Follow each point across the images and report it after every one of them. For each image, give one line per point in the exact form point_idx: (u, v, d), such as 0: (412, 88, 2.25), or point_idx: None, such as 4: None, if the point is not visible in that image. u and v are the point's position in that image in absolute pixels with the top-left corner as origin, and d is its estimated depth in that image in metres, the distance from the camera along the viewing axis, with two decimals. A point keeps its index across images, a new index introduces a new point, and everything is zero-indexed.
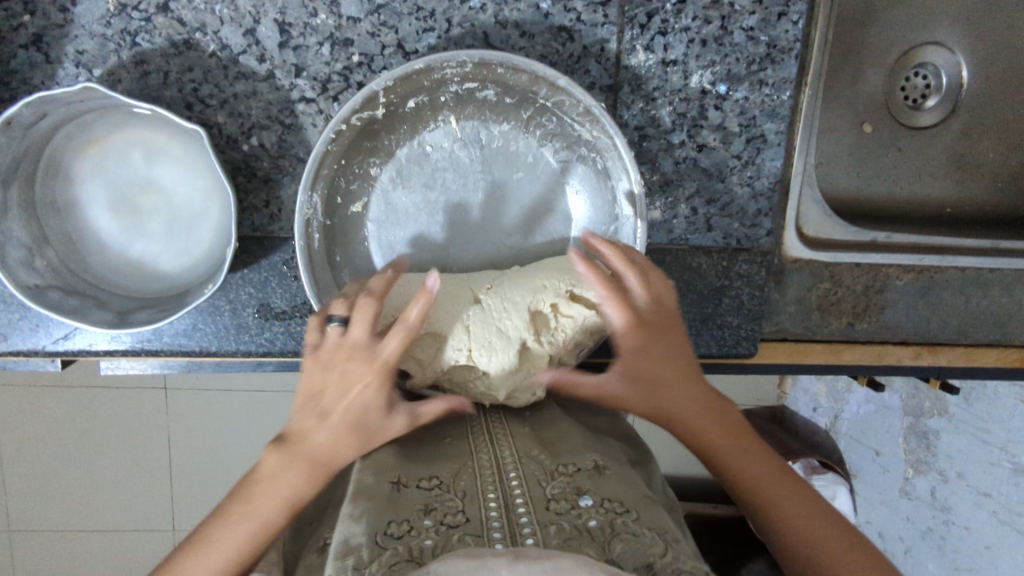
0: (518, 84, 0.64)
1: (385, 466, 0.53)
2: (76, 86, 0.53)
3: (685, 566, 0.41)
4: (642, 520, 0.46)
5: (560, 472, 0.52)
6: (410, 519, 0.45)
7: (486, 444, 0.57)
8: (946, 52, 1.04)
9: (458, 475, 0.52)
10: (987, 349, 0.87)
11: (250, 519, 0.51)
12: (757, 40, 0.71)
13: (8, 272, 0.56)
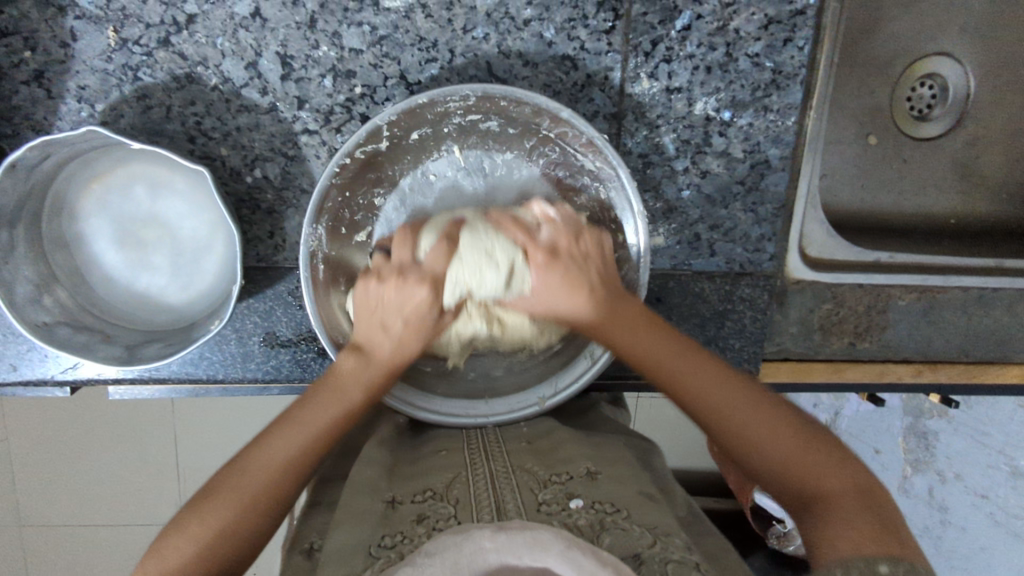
0: (520, 116, 0.63)
1: (382, 490, 0.56)
2: (79, 131, 0.53)
3: (671, 555, 0.45)
4: (630, 517, 0.50)
5: (552, 479, 0.55)
6: (404, 531, 0.48)
7: (482, 456, 0.59)
8: (953, 62, 1.03)
9: (451, 484, 0.54)
10: (987, 366, 0.88)
11: (266, 461, 0.51)
12: (762, 66, 0.70)
13: (16, 312, 0.56)
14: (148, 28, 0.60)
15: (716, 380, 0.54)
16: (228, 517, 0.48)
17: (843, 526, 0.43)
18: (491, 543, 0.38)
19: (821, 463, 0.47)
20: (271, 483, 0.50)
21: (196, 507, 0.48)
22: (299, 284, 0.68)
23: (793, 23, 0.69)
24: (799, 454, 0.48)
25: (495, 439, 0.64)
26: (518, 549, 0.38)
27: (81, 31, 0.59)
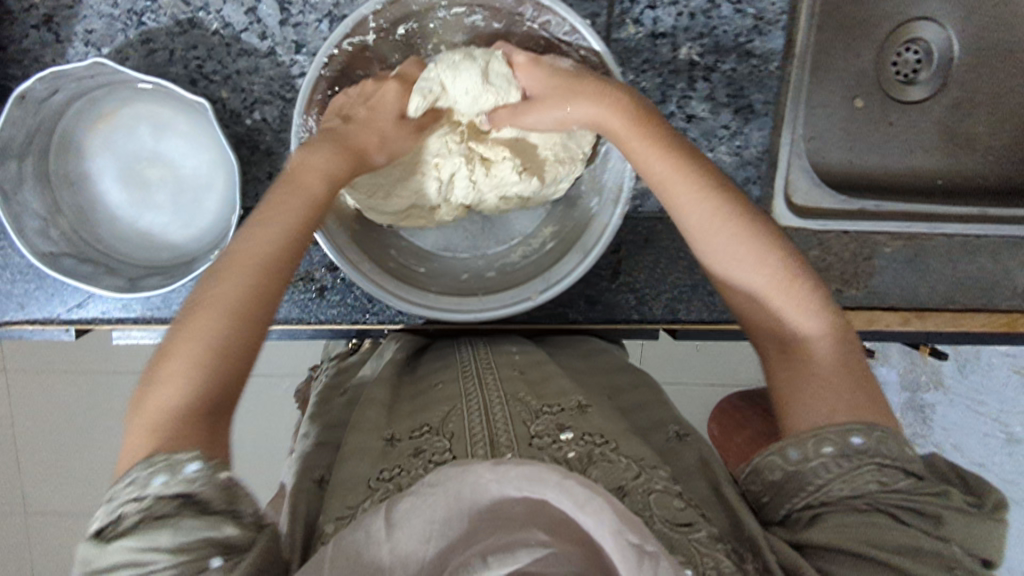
0: (505, 6, 0.63)
1: (378, 423, 0.57)
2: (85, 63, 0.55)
3: (655, 486, 0.47)
4: (618, 448, 0.50)
5: (546, 408, 0.55)
6: (401, 464, 0.49)
7: (476, 387, 0.60)
8: (936, 26, 1.05)
9: (446, 418, 0.54)
10: (974, 314, 0.89)
11: (226, 282, 0.47)
12: (744, 12, 0.73)
13: (24, 240, 0.59)
14: None
15: (744, 240, 0.55)
16: (209, 349, 0.44)
17: (814, 381, 0.50)
18: (492, 475, 0.35)
19: (815, 326, 0.52)
20: (240, 318, 0.46)
21: (171, 350, 0.44)
22: None
23: None
24: (798, 318, 0.53)
25: (490, 368, 0.64)
26: (519, 481, 0.34)
27: None
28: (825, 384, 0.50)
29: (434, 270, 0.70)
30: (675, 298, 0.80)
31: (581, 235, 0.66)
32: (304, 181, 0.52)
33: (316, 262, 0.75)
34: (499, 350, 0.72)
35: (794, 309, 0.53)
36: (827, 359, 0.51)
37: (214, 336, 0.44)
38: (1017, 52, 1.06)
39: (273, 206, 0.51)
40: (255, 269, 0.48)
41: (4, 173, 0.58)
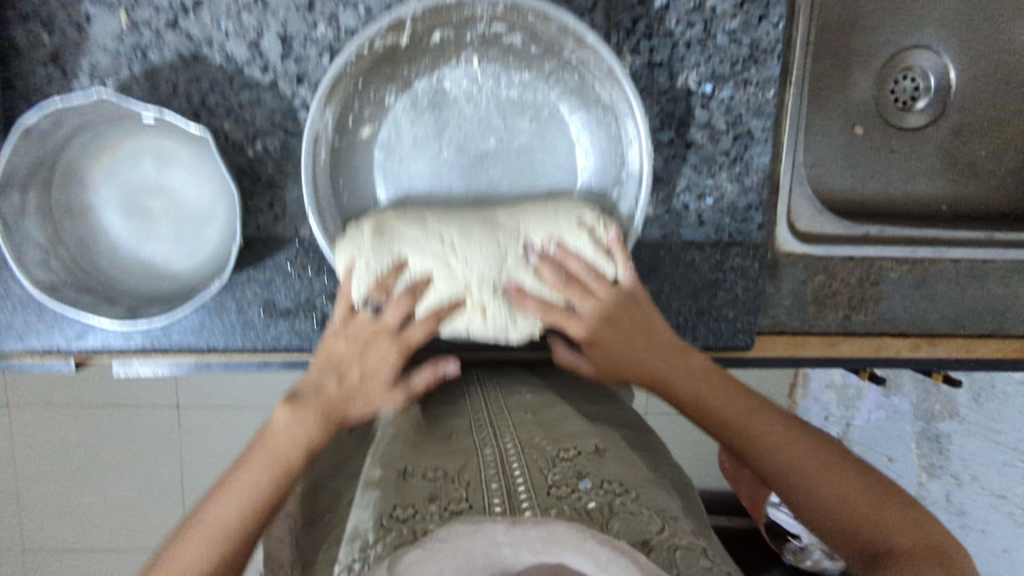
0: (547, 35, 0.64)
1: (391, 453, 0.56)
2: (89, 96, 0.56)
3: (679, 542, 0.47)
4: (639, 502, 0.50)
5: (563, 459, 0.55)
6: (417, 506, 0.48)
7: (489, 433, 0.59)
8: (932, 54, 1.06)
9: (463, 466, 0.53)
10: (985, 340, 0.88)
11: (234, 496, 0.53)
12: (739, 42, 0.73)
13: (25, 272, 0.59)
14: (157, 11, 0.64)
15: (788, 436, 0.57)
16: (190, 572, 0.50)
17: (918, 570, 0.47)
18: (507, 538, 0.40)
19: (891, 517, 0.51)
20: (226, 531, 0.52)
21: (171, 560, 0.51)
22: (297, 254, 0.70)
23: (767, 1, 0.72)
24: (866, 507, 0.52)
25: (501, 411, 0.64)
26: (535, 544, 0.39)
27: (95, 15, 0.63)
28: (912, 567, 0.47)
29: None
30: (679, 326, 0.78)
31: None
32: (326, 399, 0.58)
33: (315, 291, 0.71)
34: (509, 391, 0.71)
35: (860, 499, 0.53)
36: (909, 545, 0.49)
37: (214, 540, 0.52)
38: (1014, 79, 1.07)
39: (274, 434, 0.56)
40: (262, 486, 0.54)
41: (7, 205, 0.59)
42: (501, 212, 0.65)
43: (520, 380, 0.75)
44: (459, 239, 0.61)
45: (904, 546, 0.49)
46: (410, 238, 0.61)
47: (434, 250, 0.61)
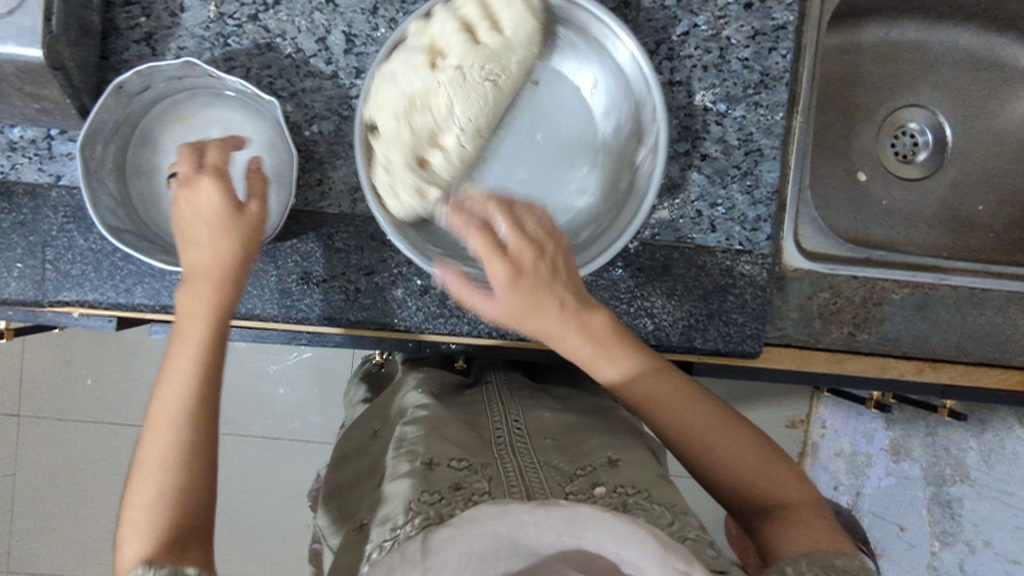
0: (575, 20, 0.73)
1: (418, 450, 0.60)
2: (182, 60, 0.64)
3: (688, 535, 0.52)
4: (650, 499, 0.56)
5: (578, 473, 0.60)
6: (443, 492, 0.52)
7: (510, 446, 0.64)
8: (927, 112, 1.16)
9: (485, 463, 0.58)
10: (987, 368, 0.91)
11: (167, 396, 0.58)
12: (752, 69, 0.82)
13: (97, 212, 0.65)
14: (242, 6, 0.73)
15: (700, 413, 0.63)
16: (167, 456, 0.55)
17: (797, 531, 0.56)
18: (531, 519, 0.42)
19: (780, 476, 0.61)
20: (177, 421, 0.57)
21: (141, 470, 0.55)
22: (339, 228, 0.75)
23: (776, 35, 0.82)
24: (762, 471, 0.61)
25: (523, 429, 0.69)
26: (558, 527, 0.42)
27: (188, 5, 0.73)
28: (800, 523, 0.57)
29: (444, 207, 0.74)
30: (690, 326, 0.81)
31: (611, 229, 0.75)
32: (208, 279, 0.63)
33: (351, 265, 0.76)
34: (530, 409, 0.76)
35: (761, 466, 0.61)
36: (797, 500, 0.60)
37: (170, 437, 0.56)
38: (1008, 140, 1.13)
39: (180, 340, 0.61)
40: (187, 376, 0.59)
41: (93, 152, 0.66)
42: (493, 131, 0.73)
43: (541, 402, 0.79)
44: (483, 104, 0.69)
45: (790, 504, 0.59)
46: (493, 66, 0.69)
47: (473, 81, 0.68)
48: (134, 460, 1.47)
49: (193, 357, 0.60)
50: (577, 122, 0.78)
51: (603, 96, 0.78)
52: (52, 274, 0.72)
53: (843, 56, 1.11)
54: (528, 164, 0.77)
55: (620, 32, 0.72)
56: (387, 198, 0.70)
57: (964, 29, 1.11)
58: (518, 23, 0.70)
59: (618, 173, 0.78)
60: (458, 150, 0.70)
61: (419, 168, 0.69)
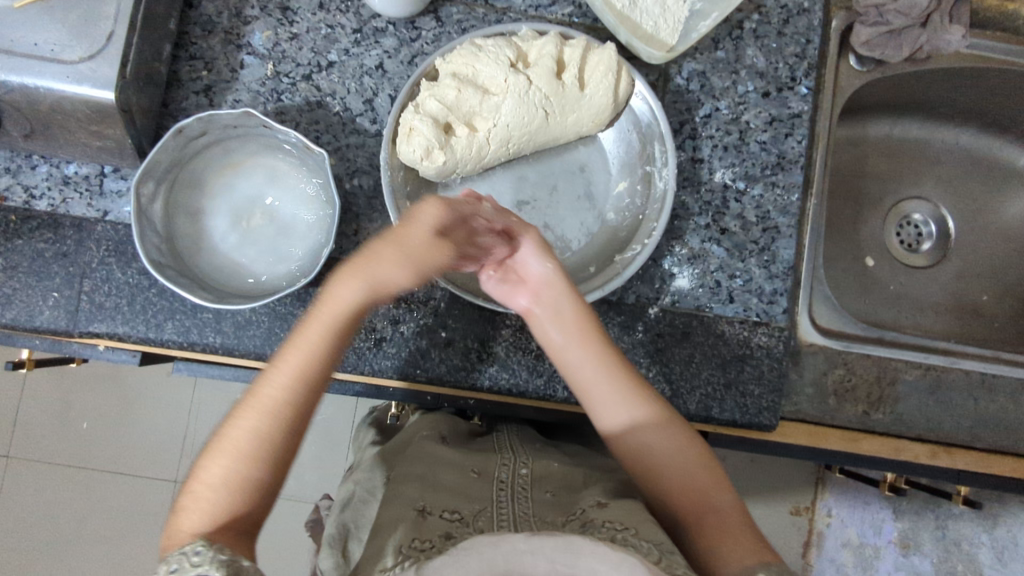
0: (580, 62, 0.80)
1: (414, 498, 0.64)
2: (240, 110, 0.69)
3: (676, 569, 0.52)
4: (638, 535, 0.57)
5: (570, 519, 0.62)
6: (432, 536, 0.56)
7: (510, 494, 0.66)
8: (929, 206, 1.21)
9: (478, 514, 0.61)
10: (1002, 457, 0.90)
11: (266, 392, 0.58)
12: (769, 151, 0.87)
13: (143, 246, 0.67)
14: (298, 66, 0.79)
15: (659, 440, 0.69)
16: (251, 454, 0.57)
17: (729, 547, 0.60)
18: (527, 547, 0.43)
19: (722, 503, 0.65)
20: (275, 415, 0.58)
21: (223, 445, 0.57)
22: None
23: (792, 123, 0.87)
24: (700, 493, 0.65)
25: (522, 478, 0.71)
26: (554, 557, 0.42)
27: (247, 63, 0.78)
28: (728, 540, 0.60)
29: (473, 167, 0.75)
30: (708, 396, 0.82)
31: (630, 246, 0.80)
32: (333, 312, 0.58)
33: (380, 314, 0.77)
34: (540, 459, 0.77)
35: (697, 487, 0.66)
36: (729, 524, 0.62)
37: (259, 429, 0.57)
38: (1009, 236, 1.18)
39: (300, 333, 0.59)
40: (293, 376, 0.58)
41: (146, 191, 0.69)
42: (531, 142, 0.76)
43: (548, 453, 0.80)
44: (524, 124, 0.73)
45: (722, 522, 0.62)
46: (555, 103, 0.73)
47: (531, 101, 0.72)
48: (121, 509, 1.42)
49: (308, 357, 0.59)
50: (594, 175, 0.83)
51: (623, 156, 0.84)
52: (86, 305, 0.73)
53: (851, 147, 1.17)
54: (539, 211, 0.81)
55: (646, 93, 0.79)
56: (402, 134, 0.71)
57: (962, 129, 1.17)
58: (597, 90, 0.74)
59: (620, 231, 0.82)
60: (478, 137, 0.72)
61: (438, 126, 0.71)
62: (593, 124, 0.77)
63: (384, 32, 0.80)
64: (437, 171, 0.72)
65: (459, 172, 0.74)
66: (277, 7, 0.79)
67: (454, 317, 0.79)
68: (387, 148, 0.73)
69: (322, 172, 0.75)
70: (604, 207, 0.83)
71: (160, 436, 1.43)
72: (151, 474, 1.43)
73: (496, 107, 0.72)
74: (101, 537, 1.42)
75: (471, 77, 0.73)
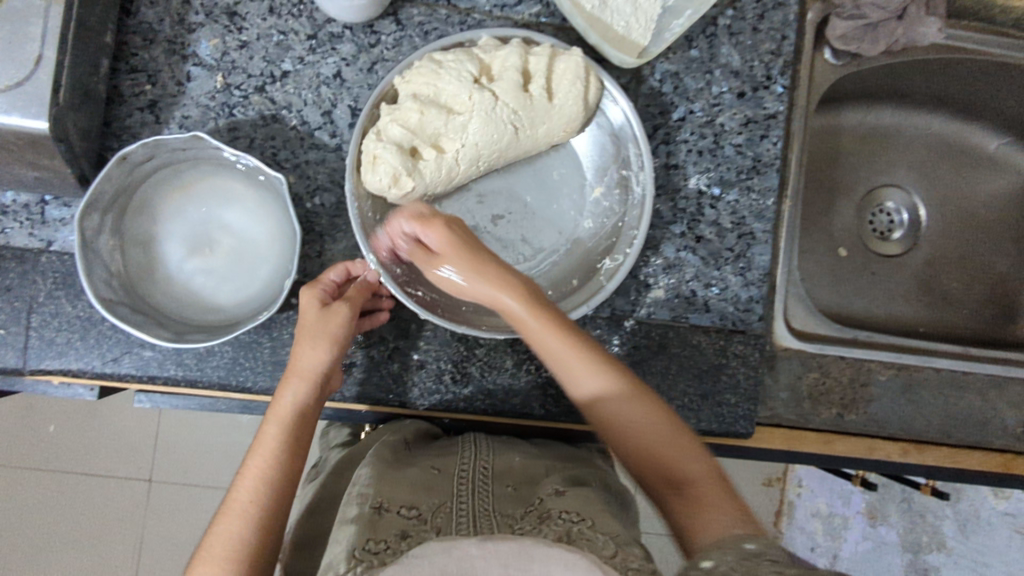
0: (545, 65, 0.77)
1: (371, 493, 0.61)
2: (186, 136, 0.66)
3: (629, 562, 0.48)
4: (593, 528, 0.53)
5: (528, 510, 0.59)
6: (387, 539, 0.53)
7: (469, 489, 0.64)
8: (903, 194, 1.18)
9: (436, 509, 0.59)
10: (968, 451, 0.92)
11: (240, 498, 0.60)
12: (744, 154, 0.85)
13: (90, 284, 0.65)
14: (249, 78, 0.74)
15: (638, 412, 0.63)
16: (228, 558, 0.56)
17: (717, 517, 0.56)
18: (480, 552, 0.38)
19: (689, 455, 0.61)
20: (247, 516, 0.59)
21: (205, 555, 0.57)
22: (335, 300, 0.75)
23: (768, 124, 0.85)
24: (676, 453, 0.61)
25: (485, 471, 0.68)
26: (507, 560, 0.37)
27: (194, 75, 0.73)
28: (706, 508, 0.57)
29: (441, 186, 0.72)
30: (685, 407, 0.82)
31: (607, 256, 0.79)
32: (279, 414, 0.65)
33: None
34: (505, 451, 0.75)
35: (667, 443, 0.61)
36: (712, 485, 0.59)
37: (239, 531, 0.58)
38: (978, 222, 1.17)
39: (262, 440, 0.64)
40: (257, 480, 0.61)
41: (91, 223, 0.66)
42: (505, 155, 0.73)
43: (516, 447, 0.78)
44: (493, 141, 0.70)
45: (700, 482, 0.59)
46: (524, 118, 0.70)
47: (498, 117, 0.69)
48: (91, 514, 1.39)
49: (271, 459, 0.63)
50: (569, 182, 0.80)
51: (597, 157, 0.81)
52: (34, 341, 0.70)
53: (827, 136, 1.14)
54: (514, 227, 0.79)
55: (625, 105, 0.76)
56: (366, 162, 0.68)
57: (935, 115, 1.15)
58: (567, 100, 0.71)
59: (600, 237, 0.80)
60: (446, 159, 0.69)
61: (404, 152, 0.68)
62: (564, 132, 0.73)
63: (340, 38, 0.75)
64: (405, 197, 0.69)
65: (429, 195, 0.71)
66: (224, 12, 0.74)
67: (426, 339, 0.79)
68: (350, 177, 0.70)
69: (280, 195, 0.73)
70: (583, 215, 0.80)
71: (127, 438, 1.39)
72: (120, 478, 1.40)
73: (462, 124, 0.69)
74: (75, 542, 1.39)
75: (433, 97, 0.70)
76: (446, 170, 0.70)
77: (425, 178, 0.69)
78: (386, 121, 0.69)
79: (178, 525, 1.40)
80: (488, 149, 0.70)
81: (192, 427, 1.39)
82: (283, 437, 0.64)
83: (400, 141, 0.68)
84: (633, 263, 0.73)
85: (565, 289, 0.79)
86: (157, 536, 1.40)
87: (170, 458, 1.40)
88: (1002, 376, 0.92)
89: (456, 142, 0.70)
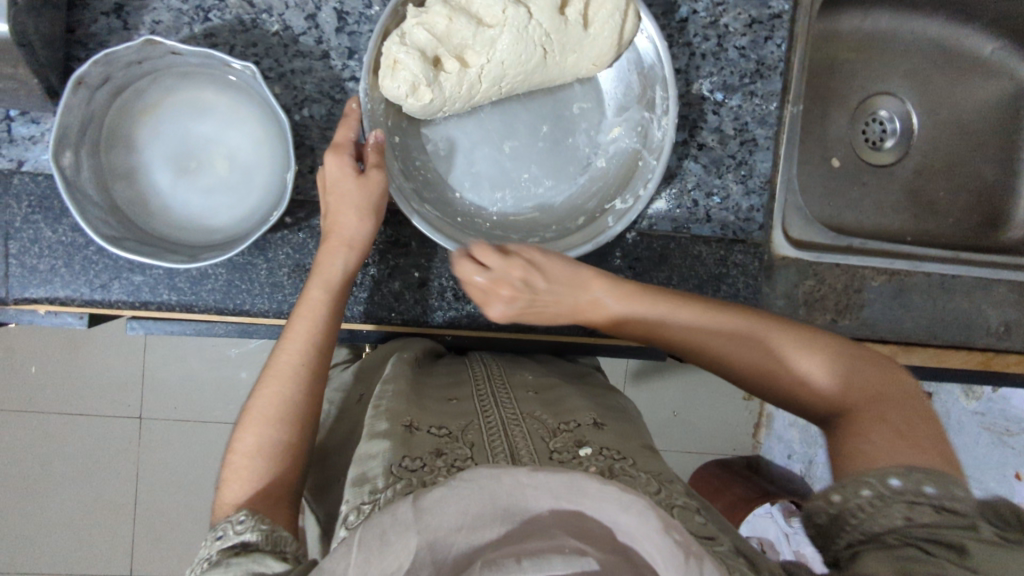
0: None
1: (400, 412, 0.58)
2: (138, 41, 0.60)
3: (676, 502, 0.50)
4: (636, 466, 0.54)
5: (562, 426, 0.59)
6: (425, 459, 0.50)
7: (494, 403, 0.62)
8: (897, 102, 1.16)
9: (468, 428, 0.56)
10: (953, 351, 0.94)
11: (285, 355, 0.61)
12: (748, 57, 0.82)
13: (89, 224, 0.62)
14: None
15: (751, 344, 0.61)
16: (279, 415, 0.58)
17: (873, 438, 0.50)
18: (531, 481, 0.37)
19: (831, 382, 0.56)
20: (297, 379, 0.60)
21: (253, 414, 0.58)
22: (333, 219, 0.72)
23: (772, 24, 0.82)
24: (818, 377, 0.57)
25: (503, 386, 0.67)
26: (557, 491, 0.37)
27: None
28: (863, 433, 0.51)
29: (459, 104, 0.69)
30: None
31: (630, 178, 0.76)
32: (325, 278, 0.66)
33: None
34: (512, 370, 0.74)
35: (791, 365, 0.59)
36: (871, 412, 0.53)
37: (286, 389, 0.59)
38: (967, 127, 1.15)
39: (305, 301, 0.64)
40: (303, 341, 0.62)
41: (64, 161, 0.62)
42: (535, 82, 0.71)
43: (521, 365, 0.78)
44: (521, 61, 0.67)
45: (858, 409, 0.54)
46: (555, 41, 0.68)
47: (530, 37, 0.66)
48: (81, 450, 1.38)
49: (315, 321, 0.63)
50: (588, 117, 0.77)
51: (621, 96, 0.77)
52: (16, 269, 0.67)
53: (824, 42, 1.11)
54: (525, 154, 0.77)
55: (653, 34, 0.71)
56: (386, 66, 0.65)
57: (933, 18, 1.12)
58: (604, 31, 0.68)
59: (609, 178, 0.78)
60: (470, 73, 0.67)
61: (427, 59, 0.65)
62: (591, 66, 0.71)
63: None
64: (422, 108, 0.67)
65: (445, 110, 0.69)
66: None
67: (427, 257, 0.77)
68: (366, 80, 0.66)
69: (256, 92, 0.68)
70: (597, 153, 0.78)
71: (113, 373, 1.37)
72: (108, 413, 1.38)
73: (495, 34, 0.66)
74: (67, 477, 1.39)
75: (463, 5, 0.67)
76: (465, 88, 0.67)
77: (444, 91, 0.66)
78: (412, 21, 0.65)
79: (172, 456, 1.40)
80: (509, 61, 0.67)
81: (179, 361, 1.38)
82: (327, 298, 0.65)
83: (428, 48, 0.65)
84: (651, 198, 0.72)
85: (570, 224, 0.78)
86: (152, 469, 1.40)
87: (161, 391, 1.38)
88: (989, 280, 0.93)
89: (483, 61, 0.67)
